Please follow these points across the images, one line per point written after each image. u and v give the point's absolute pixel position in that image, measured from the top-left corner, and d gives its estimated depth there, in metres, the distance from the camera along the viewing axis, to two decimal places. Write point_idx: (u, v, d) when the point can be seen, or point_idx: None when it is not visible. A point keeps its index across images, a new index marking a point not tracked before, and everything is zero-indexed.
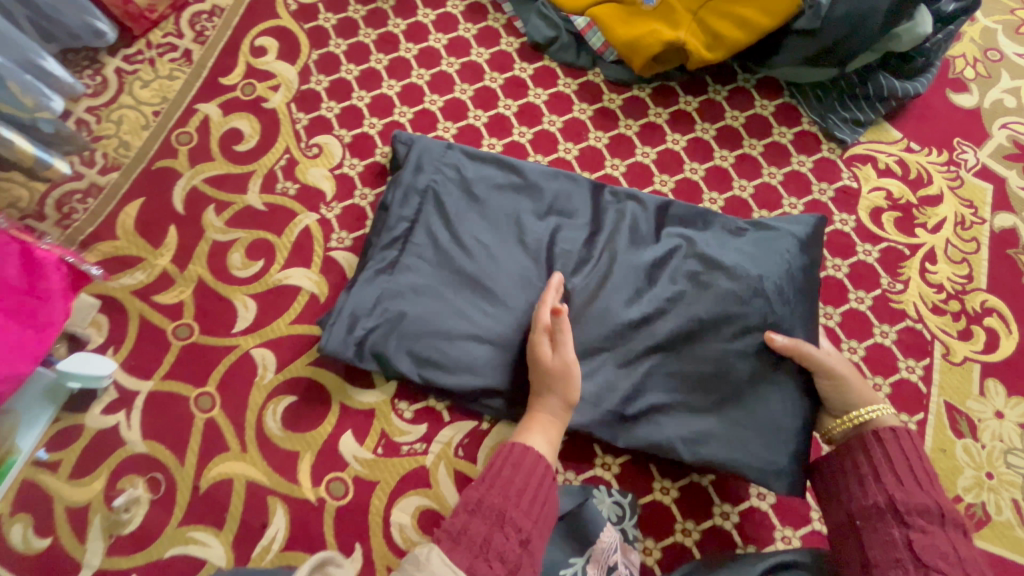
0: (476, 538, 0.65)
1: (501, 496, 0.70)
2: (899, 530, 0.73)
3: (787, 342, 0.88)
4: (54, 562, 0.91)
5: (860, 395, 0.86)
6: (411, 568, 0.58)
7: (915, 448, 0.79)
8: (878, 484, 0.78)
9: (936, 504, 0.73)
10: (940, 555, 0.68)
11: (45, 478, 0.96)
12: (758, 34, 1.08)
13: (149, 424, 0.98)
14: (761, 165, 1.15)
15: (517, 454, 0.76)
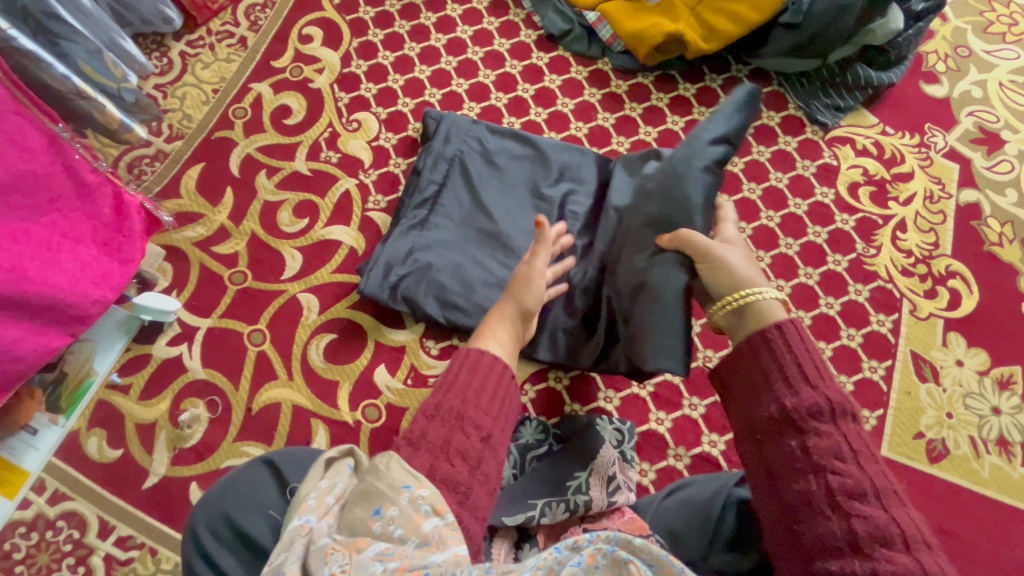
0: (436, 441, 0.63)
1: (460, 400, 0.67)
2: (795, 439, 0.64)
3: (671, 237, 0.86)
4: (125, 469, 1.05)
5: (745, 279, 0.78)
6: (370, 479, 0.58)
7: (801, 338, 0.70)
8: (771, 392, 0.68)
9: (827, 398, 0.64)
10: (836, 456, 0.61)
11: (117, 398, 1.10)
12: (748, 27, 1.22)
13: (208, 355, 1.13)
14: (751, 144, 1.29)
15: (472, 357, 0.71)
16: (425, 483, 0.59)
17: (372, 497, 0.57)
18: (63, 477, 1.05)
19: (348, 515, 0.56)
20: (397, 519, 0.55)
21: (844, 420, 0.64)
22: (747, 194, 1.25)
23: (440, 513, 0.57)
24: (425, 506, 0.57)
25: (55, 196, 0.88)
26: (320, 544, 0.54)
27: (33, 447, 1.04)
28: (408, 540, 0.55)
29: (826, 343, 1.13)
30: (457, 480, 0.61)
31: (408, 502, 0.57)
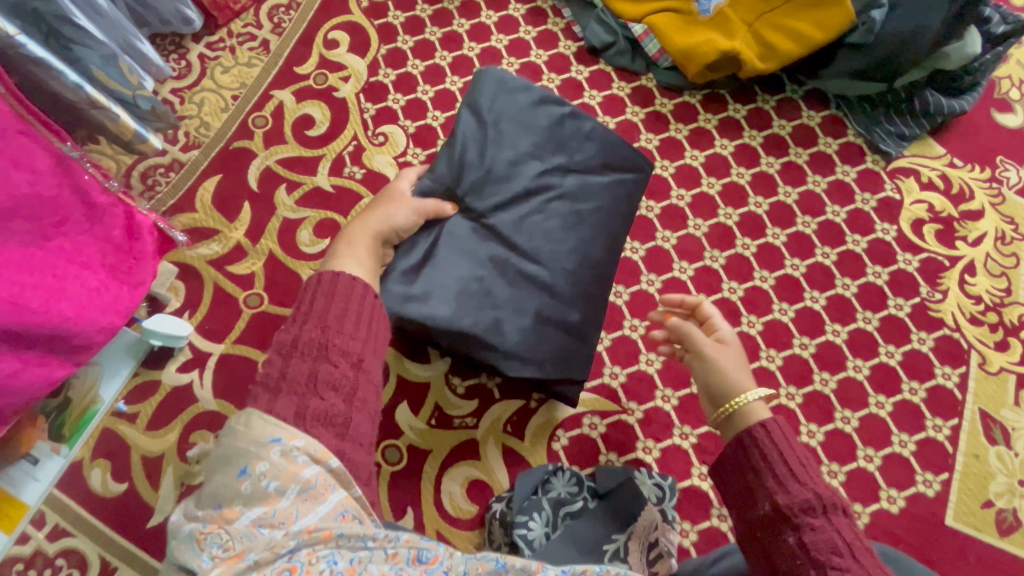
0: (301, 376, 0.63)
1: (320, 330, 0.66)
2: (791, 535, 0.65)
3: (678, 321, 0.86)
4: (129, 506, 0.99)
5: (737, 388, 0.79)
6: (231, 443, 0.58)
7: (791, 433, 0.73)
8: (764, 489, 0.70)
9: (818, 493, 0.67)
10: (834, 552, 0.63)
11: (123, 427, 1.03)
12: (811, 47, 1.12)
13: (219, 384, 1.06)
14: (806, 173, 1.19)
15: (325, 283, 0.69)
16: (297, 433, 0.58)
17: (237, 459, 0.57)
18: (64, 511, 0.99)
19: (213, 484, 0.56)
20: (269, 474, 0.56)
21: (834, 514, 0.66)
22: (800, 228, 1.15)
23: (320, 460, 0.58)
24: (301, 456, 0.58)
25: (61, 219, 0.81)
26: (190, 532, 0.55)
27: (33, 480, 0.96)
28: (285, 491, 0.55)
29: (885, 396, 1.04)
30: (333, 413, 0.62)
31: (279, 456, 0.57)
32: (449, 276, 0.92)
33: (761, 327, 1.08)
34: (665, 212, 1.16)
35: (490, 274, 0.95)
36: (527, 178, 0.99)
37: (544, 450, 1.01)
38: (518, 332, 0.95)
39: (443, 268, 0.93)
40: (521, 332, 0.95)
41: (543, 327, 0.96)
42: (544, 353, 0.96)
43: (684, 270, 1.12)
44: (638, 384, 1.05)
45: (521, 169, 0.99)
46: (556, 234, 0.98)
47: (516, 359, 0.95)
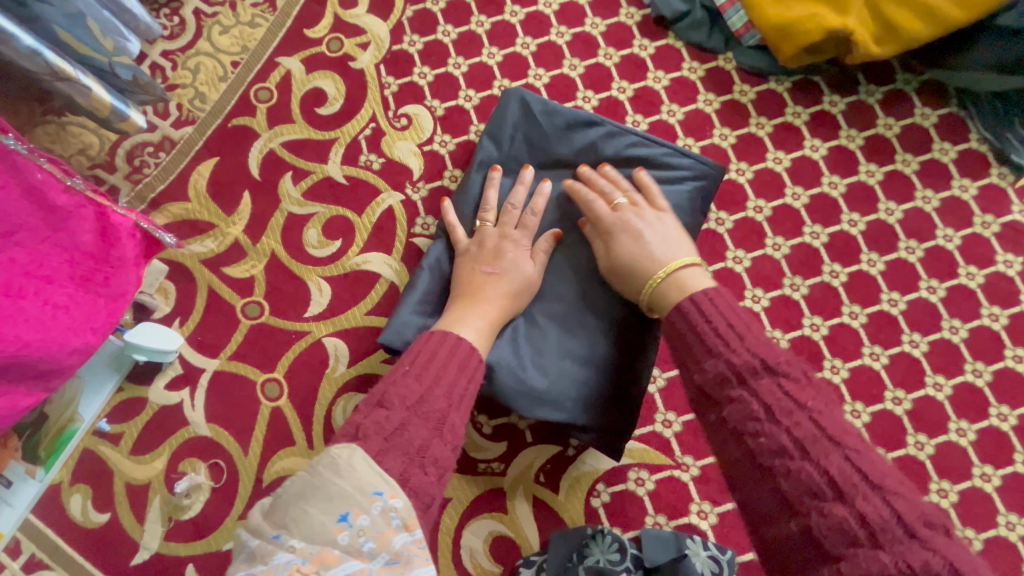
0: (412, 442, 0.51)
1: (445, 399, 0.56)
2: (712, 411, 0.55)
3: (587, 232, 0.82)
4: (112, 540, 0.88)
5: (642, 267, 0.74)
6: (329, 477, 0.46)
7: (705, 299, 0.61)
8: (687, 366, 0.59)
9: (733, 361, 0.55)
10: (749, 419, 0.51)
11: (105, 449, 0.92)
12: (945, 29, 0.90)
13: (213, 406, 0.93)
14: (914, 186, 0.98)
15: (459, 352, 0.61)
16: (399, 492, 0.47)
17: (335, 502, 0.45)
18: (41, 541, 0.88)
19: (303, 517, 0.44)
20: (368, 530, 0.44)
21: (757, 378, 0.53)
22: (902, 254, 0.96)
23: (411, 529, 0.46)
24: (397, 519, 0.46)
25: (14, 225, 0.66)
26: (277, 561, 0.43)
27: (8, 505, 0.88)
28: (377, 558, 0.44)
29: (993, 468, 0.87)
30: (427, 490, 0.50)
31: (379, 513, 0.45)
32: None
33: (847, 374, 0.91)
34: (739, 228, 0.97)
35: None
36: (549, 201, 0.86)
37: (582, 507, 0.87)
38: (540, 369, 0.80)
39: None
40: (546, 370, 0.80)
41: (572, 367, 0.81)
42: (570, 394, 0.80)
43: (758, 299, 0.94)
44: (695, 435, 0.89)
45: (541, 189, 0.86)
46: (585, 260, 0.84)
47: (540, 401, 0.80)
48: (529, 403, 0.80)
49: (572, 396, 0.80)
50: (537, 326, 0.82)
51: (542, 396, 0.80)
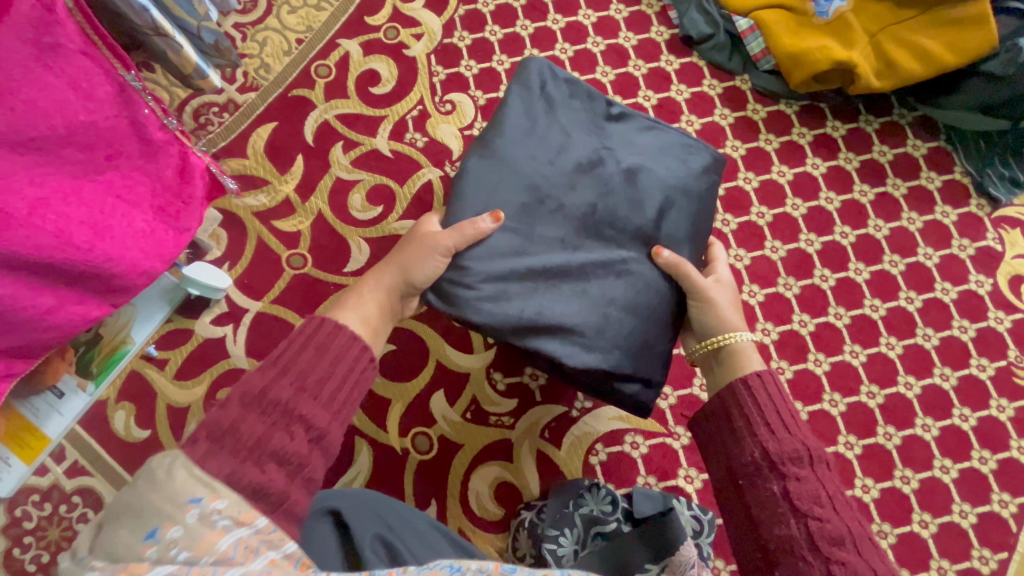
0: (248, 438, 0.50)
1: (292, 389, 0.54)
2: (776, 482, 0.62)
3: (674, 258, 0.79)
4: (150, 454, 0.97)
5: (721, 322, 0.79)
6: (142, 489, 0.42)
7: (774, 387, 0.69)
8: (752, 436, 0.66)
9: (805, 444, 0.64)
10: (815, 501, 0.60)
11: (151, 372, 1.00)
12: (939, 71, 1.02)
13: (253, 343, 1.02)
14: (901, 208, 1.09)
15: (323, 336, 0.58)
16: (222, 493, 0.42)
17: (144, 517, 0.40)
18: (84, 450, 0.97)
19: (110, 540, 0.40)
20: (180, 541, 0.39)
21: (815, 466, 0.62)
22: (886, 266, 1.06)
23: (248, 522, 0.42)
24: (223, 520, 0.41)
25: (114, 152, 0.75)
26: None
27: (58, 413, 0.94)
28: (199, 562, 0.39)
29: (952, 462, 0.96)
30: (267, 489, 0.48)
31: (197, 519, 0.41)
32: (496, 258, 0.74)
33: (829, 367, 1.01)
34: (742, 229, 1.08)
35: (545, 250, 0.76)
36: (582, 147, 0.81)
37: (581, 463, 0.96)
38: (585, 318, 0.75)
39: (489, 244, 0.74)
40: (589, 322, 0.75)
41: (615, 322, 0.76)
42: (614, 346, 0.76)
43: (754, 293, 1.04)
44: (688, 408, 0.99)
45: (576, 133, 0.82)
46: (622, 210, 0.79)
47: (587, 355, 0.74)
48: (575, 353, 0.74)
49: (615, 350, 0.76)
50: (580, 273, 0.76)
51: (589, 350, 0.75)
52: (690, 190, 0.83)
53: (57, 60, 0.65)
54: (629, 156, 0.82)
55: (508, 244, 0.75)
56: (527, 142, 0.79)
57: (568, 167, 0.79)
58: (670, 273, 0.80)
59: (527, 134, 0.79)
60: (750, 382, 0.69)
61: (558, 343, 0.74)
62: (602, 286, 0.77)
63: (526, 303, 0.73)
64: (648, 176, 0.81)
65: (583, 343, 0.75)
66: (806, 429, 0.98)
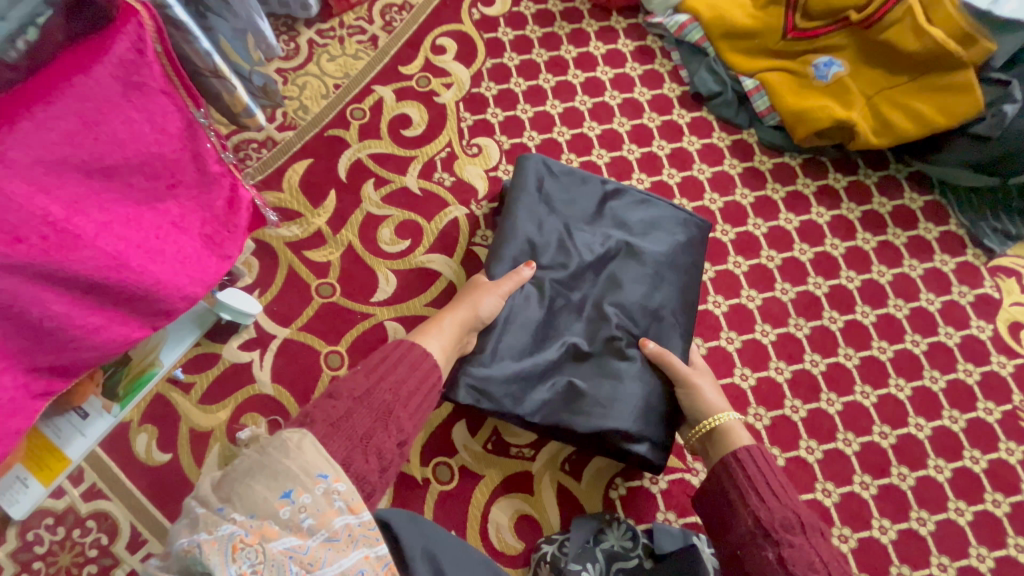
0: (357, 430, 0.59)
1: (391, 394, 0.63)
2: (772, 550, 0.70)
3: (657, 349, 0.88)
4: (170, 479, 0.96)
5: (710, 406, 0.86)
6: (279, 457, 0.53)
7: (764, 460, 0.78)
8: (746, 507, 0.75)
9: (798, 514, 0.72)
10: (810, 567, 0.67)
11: (176, 395, 1.01)
12: (931, 130, 1.11)
13: (279, 369, 1.04)
14: (902, 256, 1.16)
15: (415, 354, 0.68)
16: (342, 476, 0.54)
17: (283, 480, 0.52)
18: (103, 472, 0.96)
19: (249, 493, 0.51)
20: (309, 508, 0.51)
21: (810, 534, 0.71)
22: (891, 310, 1.11)
23: (355, 511, 0.53)
24: (339, 501, 0.53)
25: (175, 181, 0.80)
26: (221, 532, 0.48)
27: (81, 435, 0.95)
28: (316, 533, 0.51)
29: (966, 504, 0.98)
30: (367, 477, 0.57)
31: (322, 493, 0.53)
32: (518, 353, 0.86)
33: (841, 407, 1.04)
34: (752, 271, 1.13)
35: (559, 342, 0.88)
36: (580, 242, 0.93)
37: (600, 496, 0.97)
38: (599, 392, 0.86)
39: (506, 335, 0.87)
40: (605, 398, 0.86)
41: (629, 395, 0.86)
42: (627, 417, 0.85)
43: (766, 332, 1.09)
44: None
45: (576, 232, 0.94)
46: (620, 293, 0.91)
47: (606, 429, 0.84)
48: (594, 424, 0.84)
49: (632, 422, 0.85)
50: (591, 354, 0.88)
51: (609, 423, 0.84)
52: (677, 268, 0.94)
53: (141, 99, 0.70)
54: (622, 245, 0.94)
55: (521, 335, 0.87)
56: (534, 248, 0.93)
57: (571, 266, 0.91)
58: (657, 361, 0.88)
59: (534, 240, 0.93)
60: (742, 456, 0.79)
61: (579, 419, 0.85)
62: (611, 364, 0.88)
63: (546, 391, 0.86)
64: (640, 260, 0.93)
65: (599, 415, 0.85)
66: (821, 468, 1.00)
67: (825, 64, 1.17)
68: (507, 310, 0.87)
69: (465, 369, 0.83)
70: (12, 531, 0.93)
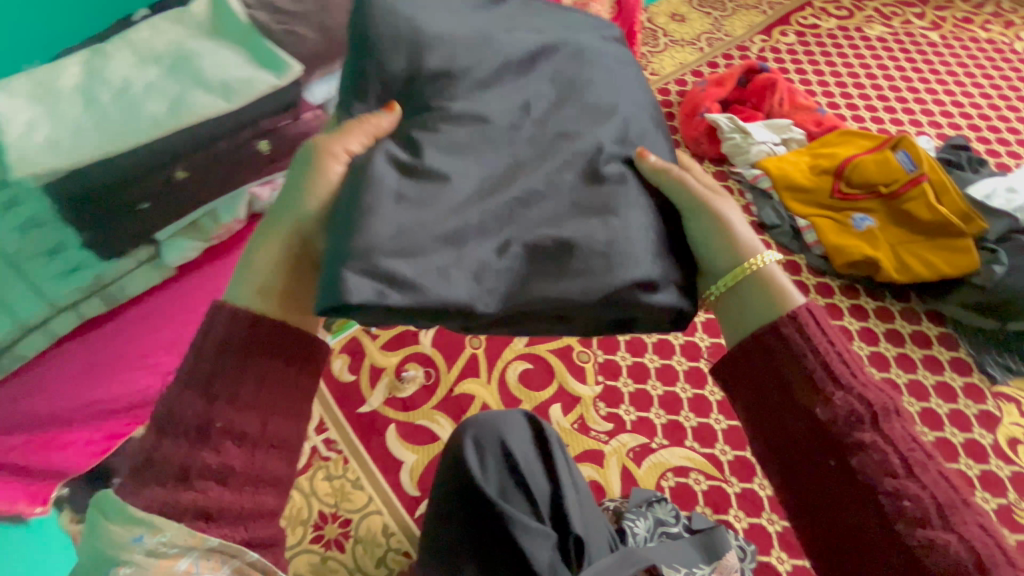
0: (172, 460, 0.51)
1: (202, 398, 0.53)
2: (834, 458, 0.55)
3: (658, 163, 0.68)
4: (351, 392, 1.37)
5: (739, 239, 0.66)
6: (100, 531, 0.51)
7: (825, 316, 0.60)
8: (797, 404, 0.57)
9: (869, 400, 0.56)
10: (885, 472, 0.54)
11: (366, 340, 1.45)
12: (939, 275, 1.49)
13: (437, 339, 1.47)
14: (917, 367, 1.47)
15: (218, 323, 0.55)
16: (159, 530, 0.49)
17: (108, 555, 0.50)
18: None
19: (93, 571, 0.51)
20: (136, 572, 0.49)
21: (886, 422, 0.56)
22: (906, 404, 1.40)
23: (195, 544, 0.49)
24: (171, 548, 0.49)
25: None
26: None
27: None
28: None
29: None
30: (206, 506, 0.51)
31: (144, 553, 0.49)
32: (425, 210, 0.57)
33: None
34: None
35: (493, 185, 0.62)
36: (490, 51, 0.70)
37: (654, 482, 1.27)
38: (575, 234, 0.62)
39: (399, 183, 0.58)
40: (582, 242, 0.62)
41: (621, 227, 0.63)
42: (624, 253, 0.62)
43: None
44: (742, 466, 1.30)
45: (479, 25, 0.73)
46: (569, 112, 0.71)
47: (598, 282, 0.61)
48: (578, 277, 0.61)
49: (631, 265, 0.62)
50: (547, 193, 0.64)
51: (600, 273, 0.61)
52: (620, 59, 0.80)
53: None
54: (546, 37, 0.75)
55: (422, 194, 0.58)
56: (414, 58, 0.67)
57: (476, 71, 0.69)
58: (655, 177, 0.68)
59: (409, 48, 0.67)
60: (809, 336, 0.58)
61: (556, 278, 0.61)
62: (582, 197, 0.65)
63: (495, 252, 0.59)
64: (587, 75, 0.74)
65: (588, 277, 0.61)
66: None
67: (860, 219, 1.61)
68: (388, 156, 0.60)
69: (352, 253, 0.52)
70: None
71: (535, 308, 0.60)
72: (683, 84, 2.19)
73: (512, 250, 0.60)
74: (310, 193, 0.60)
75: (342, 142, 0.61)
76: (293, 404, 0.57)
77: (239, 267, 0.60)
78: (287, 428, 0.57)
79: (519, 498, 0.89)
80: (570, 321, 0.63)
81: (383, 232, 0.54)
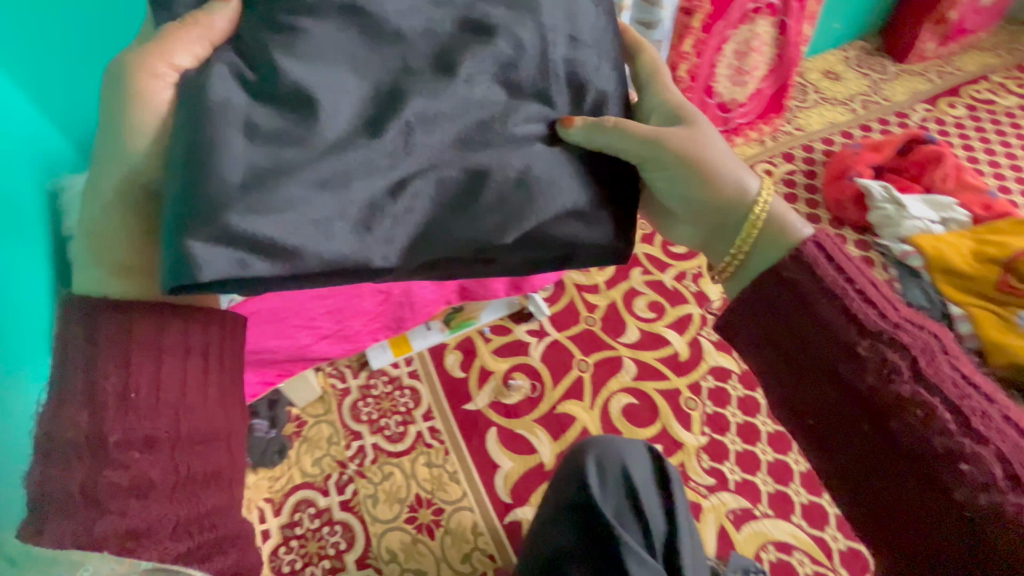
0: (83, 482, 0.54)
1: (88, 423, 0.56)
2: (868, 419, 0.60)
3: (590, 125, 0.67)
4: (460, 388, 1.43)
5: (707, 170, 0.72)
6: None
7: (838, 248, 0.67)
8: (828, 365, 0.62)
9: (908, 347, 0.59)
10: (938, 432, 0.55)
11: (479, 341, 1.52)
12: None
13: (546, 354, 1.50)
14: None
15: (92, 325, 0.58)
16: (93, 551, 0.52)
17: None
18: (423, 366, 1.47)
19: None
20: None
21: (926, 366, 0.58)
22: None
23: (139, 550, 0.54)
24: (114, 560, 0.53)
25: None
26: None
27: (423, 337, 1.47)
28: None
29: None
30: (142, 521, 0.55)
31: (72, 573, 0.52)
32: (280, 158, 0.53)
33: None
34: None
35: (352, 120, 0.57)
36: None
37: (752, 549, 1.24)
38: (449, 169, 0.61)
39: (247, 111, 0.53)
40: (490, 180, 0.61)
41: (535, 154, 0.64)
42: (507, 180, 0.62)
43: None
44: (853, 558, 1.23)
45: None
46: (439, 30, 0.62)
47: (484, 230, 0.62)
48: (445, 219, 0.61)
49: (550, 212, 0.64)
50: (455, 116, 0.61)
51: (517, 207, 0.62)
52: None
53: None
54: None
55: (278, 138, 0.53)
56: None
57: None
58: (592, 142, 0.68)
59: None
60: (853, 313, 0.61)
61: (451, 214, 0.61)
62: (491, 115, 0.63)
63: (381, 192, 0.57)
64: (551, 13, 0.66)
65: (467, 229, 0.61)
66: None
67: None
68: (219, 74, 0.53)
69: (198, 214, 0.48)
70: (364, 373, 1.45)
71: (443, 254, 0.62)
72: (830, 144, 2.11)
73: (395, 196, 0.58)
74: (132, 130, 0.56)
75: (155, 61, 0.55)
76: (226, 396, 0.65)
77: (91, 228, 0.61)
78: (208, 426, 0.63)
79: (632, 520, 0.96)
80: (495, 258, 0.66)
81: (235, 177, 0.50)
